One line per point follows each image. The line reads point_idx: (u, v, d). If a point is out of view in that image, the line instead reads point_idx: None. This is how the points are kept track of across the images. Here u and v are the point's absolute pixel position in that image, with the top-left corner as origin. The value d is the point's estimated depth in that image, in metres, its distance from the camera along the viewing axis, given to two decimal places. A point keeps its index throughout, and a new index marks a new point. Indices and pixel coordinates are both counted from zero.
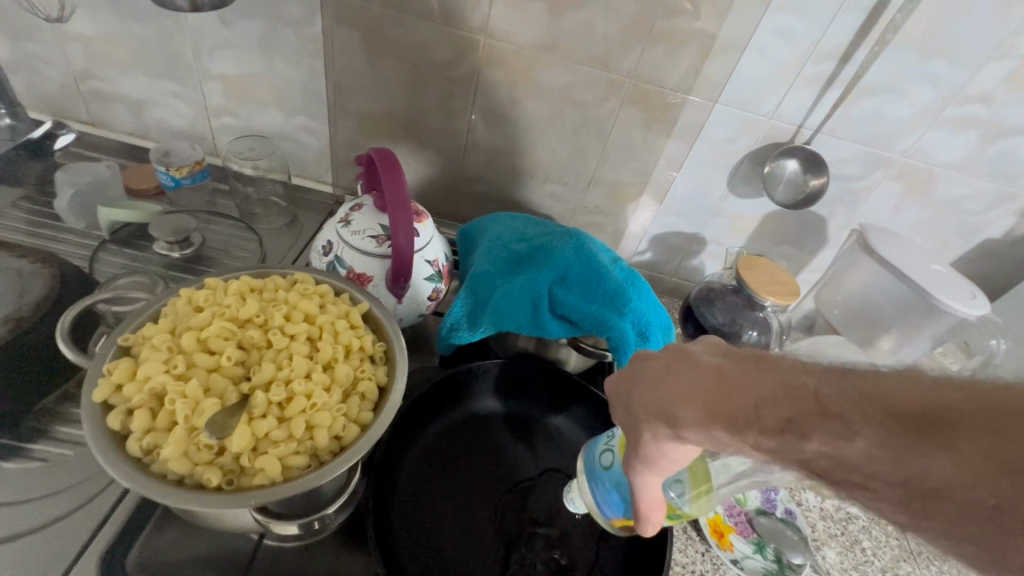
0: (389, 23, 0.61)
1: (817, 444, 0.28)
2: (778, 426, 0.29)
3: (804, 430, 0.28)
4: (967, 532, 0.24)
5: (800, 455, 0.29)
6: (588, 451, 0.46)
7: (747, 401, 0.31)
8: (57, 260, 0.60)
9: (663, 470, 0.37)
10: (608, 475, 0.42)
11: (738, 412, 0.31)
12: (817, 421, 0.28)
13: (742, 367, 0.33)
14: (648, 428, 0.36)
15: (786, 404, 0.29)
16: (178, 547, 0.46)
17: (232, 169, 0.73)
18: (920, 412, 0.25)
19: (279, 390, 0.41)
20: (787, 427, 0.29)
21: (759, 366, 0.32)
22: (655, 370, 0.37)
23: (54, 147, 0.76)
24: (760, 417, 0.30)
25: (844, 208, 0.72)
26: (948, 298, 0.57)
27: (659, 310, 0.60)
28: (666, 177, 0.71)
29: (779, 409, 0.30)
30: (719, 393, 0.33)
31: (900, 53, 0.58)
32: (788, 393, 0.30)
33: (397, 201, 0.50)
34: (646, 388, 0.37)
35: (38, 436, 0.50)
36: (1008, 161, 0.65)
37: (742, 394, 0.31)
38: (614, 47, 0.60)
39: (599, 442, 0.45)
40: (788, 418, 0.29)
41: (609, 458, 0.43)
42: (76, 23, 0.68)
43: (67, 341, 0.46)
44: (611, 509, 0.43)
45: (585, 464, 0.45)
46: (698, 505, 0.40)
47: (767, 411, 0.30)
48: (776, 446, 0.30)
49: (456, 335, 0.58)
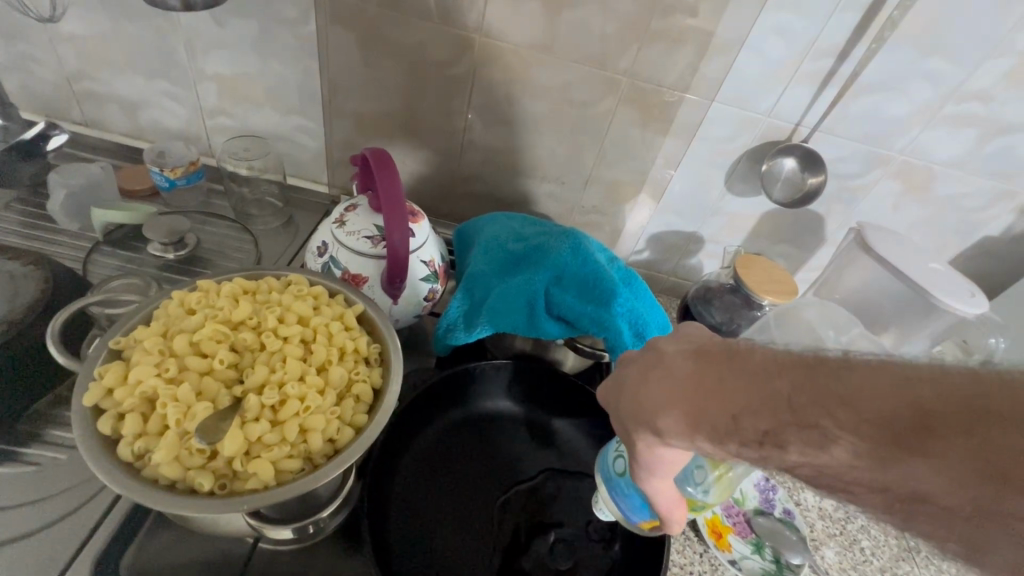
0: (384, 22, 0.61)
1: (796, 454, 0.28)
2: (757, 437, 0.30)
3: (782, 442, 0.29)
4: (949, 530, 0.24)
5: (785, 464, 0.29)
6: (602, 461, 0.47)
7: (724, 411, 0.31)
8: (49, 262, 0.60)
9: (664, 474, 0.38)
10: (625, 481, 0.43)
11: (718, 422, 0.31)
12: (795, 431, 0.28)
13: (719, 369, 0.32)
14: (640, 438, 0.36)
15: (764, 415, 0.29)
16: (171, 550, 0.46)
17: (226, 170, 0.73)
18: (895, 415, 0.25)
19: (272, 392, 0.41)
20: (767, 439, 0.29)
21: (733, 368, 0.31)
22: (642, 374, 0.37)
23: (47, 148, 0.76)
24: (739, 428, 0.30)
25: (841, 206, 0.72)
26: (950, 298, 0.57)
27: (656, 309, 0.60)
28: (663, 176, 0.71)
29: (758, 420, 0.29)
30: (699, 400, 0.32)
31: (899, 49, 0.57)
32: (764, 402, 0.29)
33: (391, 201, 0.49)
34: (633, 398, 0.37)
35: (31, 439, 0.49)
36: (1007, 159, 0.64)
37: (720, 402, 0.31)
38: (611, 46, 0.60)
39: (610, 450, 0.46)
40: (766, 430, 0.29)
41: (621, 465, 0.44)
42: (68, 23, 0.67)
43: (58, 345, 0.46)
44: (637, 513, 0.44)
45: (601, 475, 0.46)
46: (720, 489, 0.41)
47: (746, 422, 0.30)
48: (758, 456, 0.30)
49: (453, 336, 0.58)
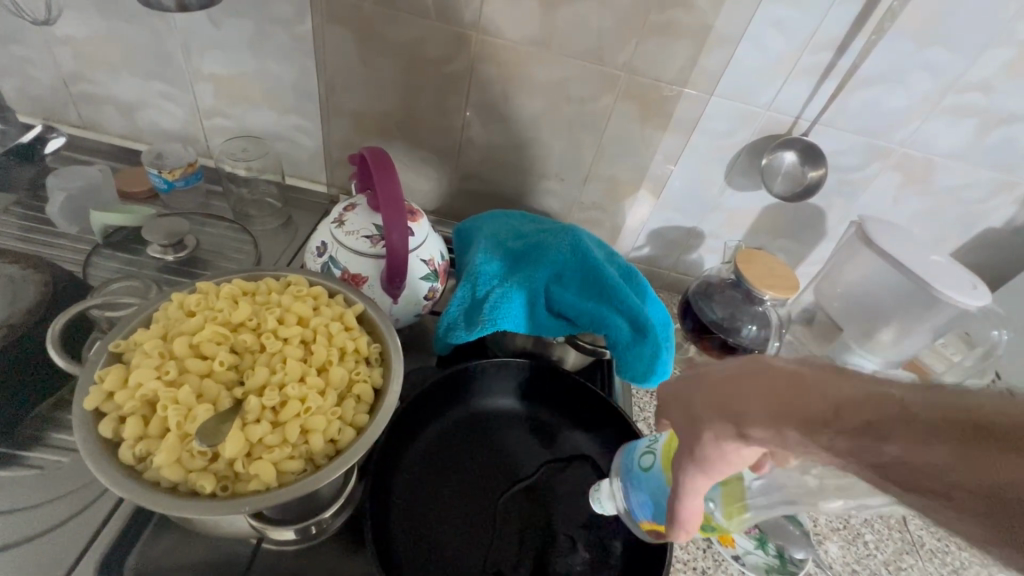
0: (380, 20, 0.60)
1: (893, 448, 0.28)
2: (856, 428, 0.30)
3: (883, 434, 0.29)
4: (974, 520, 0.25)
5: (876, 459, 0.29)
6: (627, 453, 0.48)
7: (825, 404, 0.31)
8: (49, 266, 0.60)
9: (715, 472, 0.37)
10: (645, 476, 0.44)
11: (814, 413, 0.32)
12: (898, 427, 0.28)
13: (820, 375, 0.33)
14: (711, 428, 0.37)
15: (867, 409, 0.30)
16: (177, 551, 0.46)
17: (224, 170, 0.72)
18: (1012, 426, 0.25)
19: (272, 394, 0.41)
20: (866, 430, 0.29)
21: (838, 375, 0.33)
22: (724, 377, 0.38)
23: (45, 152, 0.76)
24: (838, 418, 0.31)
25: (842, 200, 0.71)
26: (951, 290, 0.57)
27: (658, 305, 0.59)
28: (663, 171, 0.71)
29: (860, 413, 0.30)
30: (791, 398, 0.33)
31: (899, 38, 0.57)
32: (870, 400, 0.30)
33: (389, 201, 0.49)
34: (712, 387, 0.38)
35: (35, 443, 0.49)
36: (1010, 149, 0.64)
37: (820, 399, 0.32)
38: (609, 41, 0.59)
39: (640, 445, 0.47)
40: (868, 421, 0.29)
41: (648, 460, 0.45)
42: (64, 26, 0.67)
43: (58, 349, 0.46)
44: (641, 509, 0.44)
45: (622, 466, 0.47)
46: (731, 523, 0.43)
47: (846, 415, 0.30)
48: (848, 448, 0.30)
49: (453, 334, 0.57)
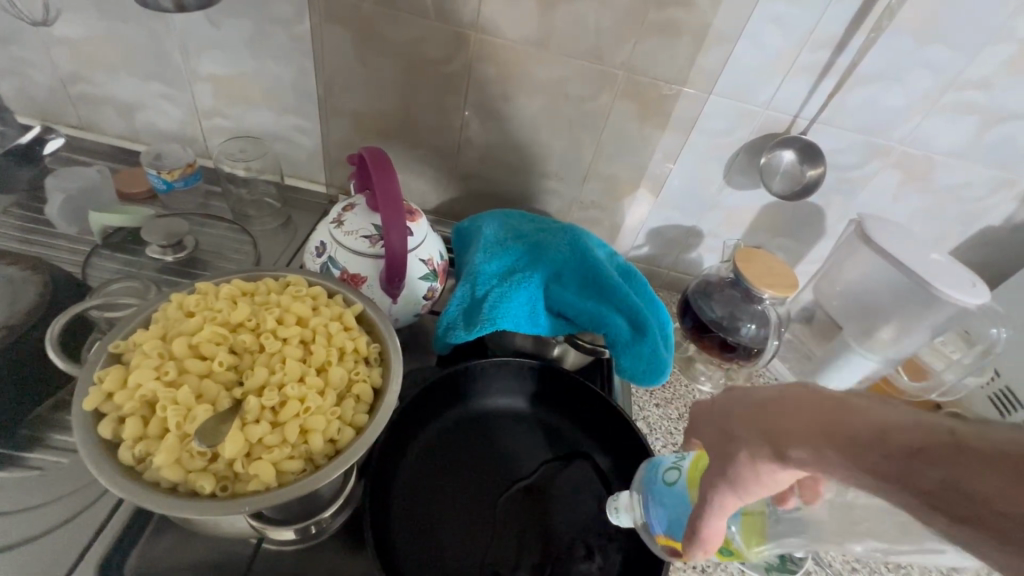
0: (379, 19, 0.60)
1: (939, 474, 0.26)
2: (904, 453, 0.28)
3: (931, 459, 0.27)
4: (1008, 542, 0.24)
5: (920, 485, 0.27)
6: (650, 468, 0.48)
7: (870, 427, 0.30)
8: (47, 268, 0.59)
9: (747, 494, 0.36)
10: (668, 491, 0.45)
11: (858, 435, 0.30)
12: (947, 452, 0.27)
13: (867, 402, 0.32)
14: (746, 447, 0.36)
15: (916, 433, 0.28)
16: (178, 550, 0.46)
17: (223, 171, 0.72)
18: None
19: (272, 394, 0.41)
20: (913, 456, 0.28)
21: (884, 404, 0.31)
22: (767, 395, 0.37)
23: (44, 152, 0.76)
24: (885, 442, 0.29)
25: (841, 198, 0.72)
26: (951, 289, 0.56)
27: (657, 305, 0.59)
28: (661, 170, 0.71)
29: (909, 436, 0.28)
30: (835, 418, 0.32)
31: (898, 36, 0.57)
32: (920, 426, 0.28)
33: (388, 201, 0.49)
34: (753, 405, 0.37)
35: (34, 444, 0.49)
36: (1010, 147, 0.64)
37: (865, 420, 0.31)
38: (608, 40, 0.59)
39: (665, 461, 0.47)
40: (917, 445, 0.28)
41: (674, 476, 0.45)
42: (63, 27, 0.67)
43: (57, 350, 0.46)
44: (657, 523, 0.45)
45: (644, 480, 0.47)
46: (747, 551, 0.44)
47: (893, 438, 0.29)
48: (892, 473, 0.28)
49: (452, 333, 0.57)
